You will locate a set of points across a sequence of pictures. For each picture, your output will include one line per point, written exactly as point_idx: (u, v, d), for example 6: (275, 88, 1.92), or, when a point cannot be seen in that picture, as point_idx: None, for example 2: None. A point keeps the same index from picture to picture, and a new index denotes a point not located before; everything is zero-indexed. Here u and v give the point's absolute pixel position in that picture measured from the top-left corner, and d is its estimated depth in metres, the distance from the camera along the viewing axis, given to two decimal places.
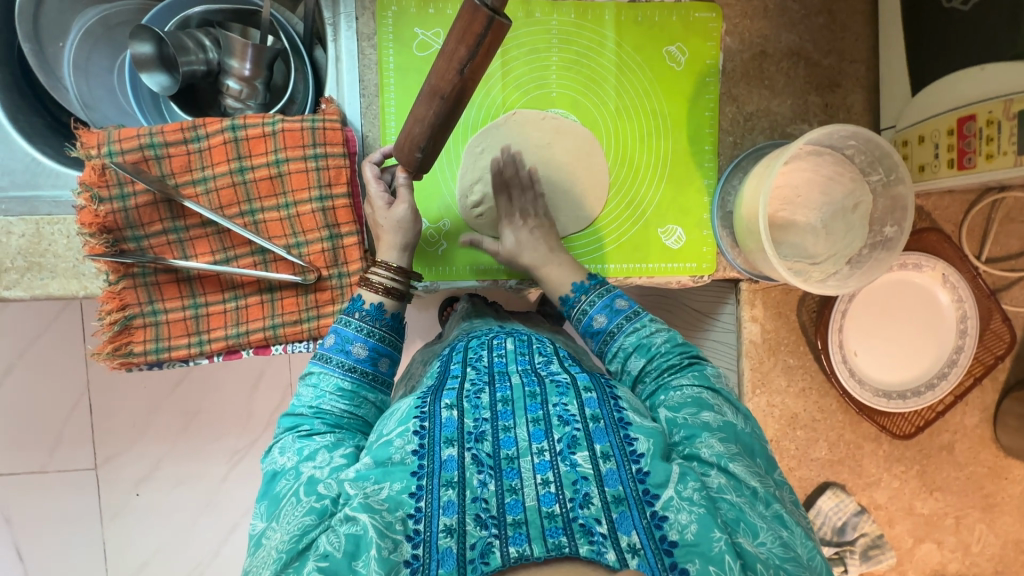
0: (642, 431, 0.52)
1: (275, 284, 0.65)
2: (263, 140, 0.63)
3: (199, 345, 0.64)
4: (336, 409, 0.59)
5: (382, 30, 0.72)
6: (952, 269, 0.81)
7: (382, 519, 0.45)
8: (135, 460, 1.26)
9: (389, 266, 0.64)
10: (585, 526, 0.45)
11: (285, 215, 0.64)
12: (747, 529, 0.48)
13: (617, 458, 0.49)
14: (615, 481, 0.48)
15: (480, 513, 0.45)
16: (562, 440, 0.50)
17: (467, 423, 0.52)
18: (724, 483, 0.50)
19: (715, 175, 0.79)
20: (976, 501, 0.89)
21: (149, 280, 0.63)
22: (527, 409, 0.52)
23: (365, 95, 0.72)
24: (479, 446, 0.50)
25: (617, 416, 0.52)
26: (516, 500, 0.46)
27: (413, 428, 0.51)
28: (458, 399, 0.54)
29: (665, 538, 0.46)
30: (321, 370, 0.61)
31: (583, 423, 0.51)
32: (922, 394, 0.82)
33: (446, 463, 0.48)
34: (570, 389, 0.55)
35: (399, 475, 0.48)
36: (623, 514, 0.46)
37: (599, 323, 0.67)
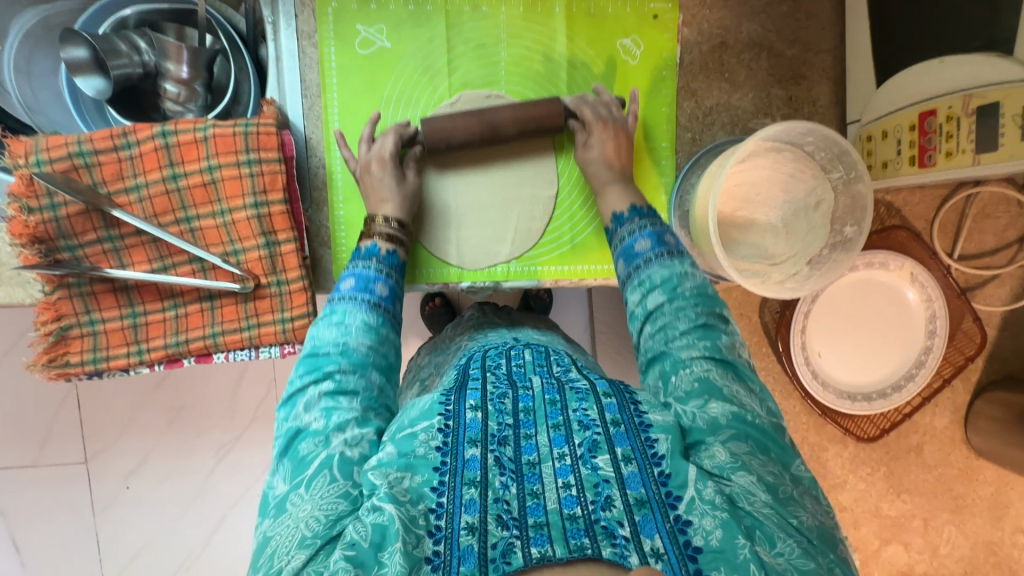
0: (661, 428, 0.50)
1: (214, 292, 0.64)
2: (194, 146, 0.61)
3: (139, 354, 0.64)
4: (362, 347, 0.57)
5: (322, 27, 0.70)
6: (921, 268, 0.78)
7: (407, 512, 0.45)
8: (121, 456, 1.27)
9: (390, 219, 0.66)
10: (608, 529, 0.44)
11: (221, 222, 0.63)
12: (764, 537, 0.45)
13: (639, 461, 0.48)
14: (637, 484, 0.47)
15: (501, 513, 0.45)
16: (584, 445, 0.49)
17: (490, 425, 0.51)
18: (748, 487, 0.47)
19: (673, 173, 0.77)
20: (945, 503, 0.87)
21: (84, 290, 0.62)
22: (547, 417, 0.52)
23: (307, 96, 0.71)
24: (501, 449, 0.49)
25: (638, 420, 0.51)
26: (538, 503, 0.46)
27: (436, 424, 0.51)
28: (482, 401, 0.53)
29: (689, 543, 0.44)
30: (346, 307, 0.60)
31: (603, 427, 0.50)
32: (888, 396, 0.80)
33: (468, 462, 0.48)
34: (591, 395, 0.54)
35: (423, 469, 0.48)
36: (646, 517, 0.45)
37: (640, 248, 0.62)
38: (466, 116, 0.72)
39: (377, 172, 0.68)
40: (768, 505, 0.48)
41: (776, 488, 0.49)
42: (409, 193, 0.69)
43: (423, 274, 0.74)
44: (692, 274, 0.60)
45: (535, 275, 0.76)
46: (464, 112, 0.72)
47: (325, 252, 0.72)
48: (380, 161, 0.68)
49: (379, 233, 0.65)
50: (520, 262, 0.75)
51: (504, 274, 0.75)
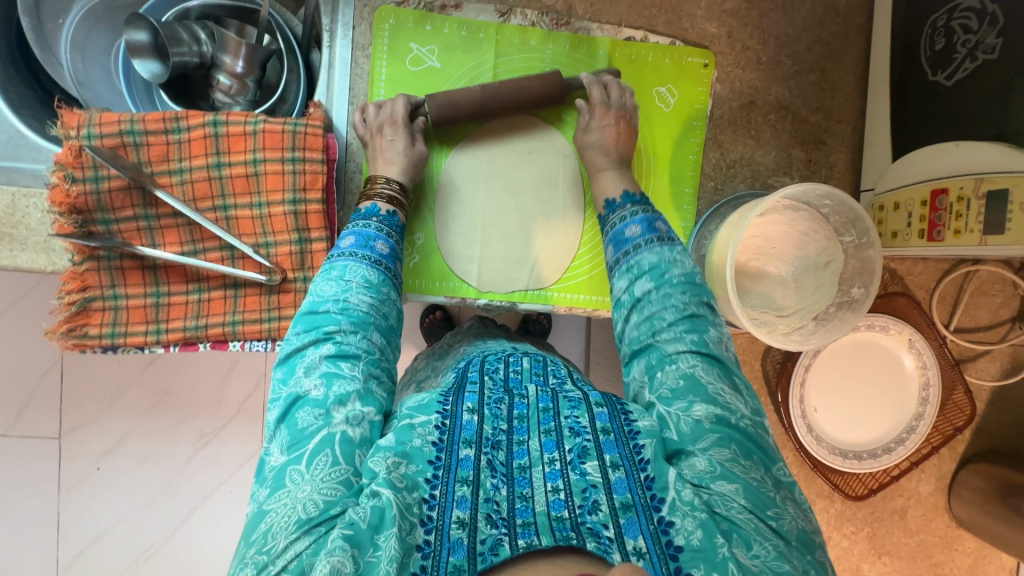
0: (647, 433, 0.52)
1: (240, 281, 0.65)
2: (242, 139, 0.63)
3: (156, 334, 0.64)
4: (362, 305, 0.59)
5: (377, 40, 0.73)
6: (920, 336, 0.81)
7: (402, 498, 0.46)
8: (99, 435, 1.25)
9: (392, 181, 0.68)
10: (592, 529, 0.46)
11: (257, 214, 0.64)
12: (740, 540, 0.46)
13: (626, 467, 0.49)
14: (623, 489, 0.48)
15: (491, 512, 0.46)
16: (573, 451, 0.50)
17: (486, 428, 0.52)
18: (728, 487, 0.49)
19: (693, 218, 0.80)
20: (923, 569, 0.88)
21: (113, 264, 0.63)
22: (540, 422, 0.53)
23: (353, 103, 0.73)
24: (494, 453, 0.50)
25: (628, 429, 0.52)
26: (527, 506, 0.47)
27: (434, 420, 0.51)
28: (479, 404, 0.54)
29: (670, 543, 0.46)
30: (347, 263, 0.61)
31: (593, 434, 0.51)
32: (879, 457, 0.82)
33: (462, 461, 0.49)
34: (582, 404, 0.54)
35: (418, 461, 0.49)
36: (631, 520, 0.47)
37: (631, 234, 0.66)
38: (503, 138, 0.76)
39: (389, 134, 0.69)
40: (747, 510, 0.48)
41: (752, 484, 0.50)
42: (406, 114, 0.70)
43: (441, 286, 0.76)
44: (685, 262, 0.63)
45: (554, 300, 0.78)
46: (501, 135, 0.76)
47: None
48: (392, 123, 0.69)
49: (382, 193, 0.67)
50: (539, 286, 0.77)
51: (522, 295, 0.77)
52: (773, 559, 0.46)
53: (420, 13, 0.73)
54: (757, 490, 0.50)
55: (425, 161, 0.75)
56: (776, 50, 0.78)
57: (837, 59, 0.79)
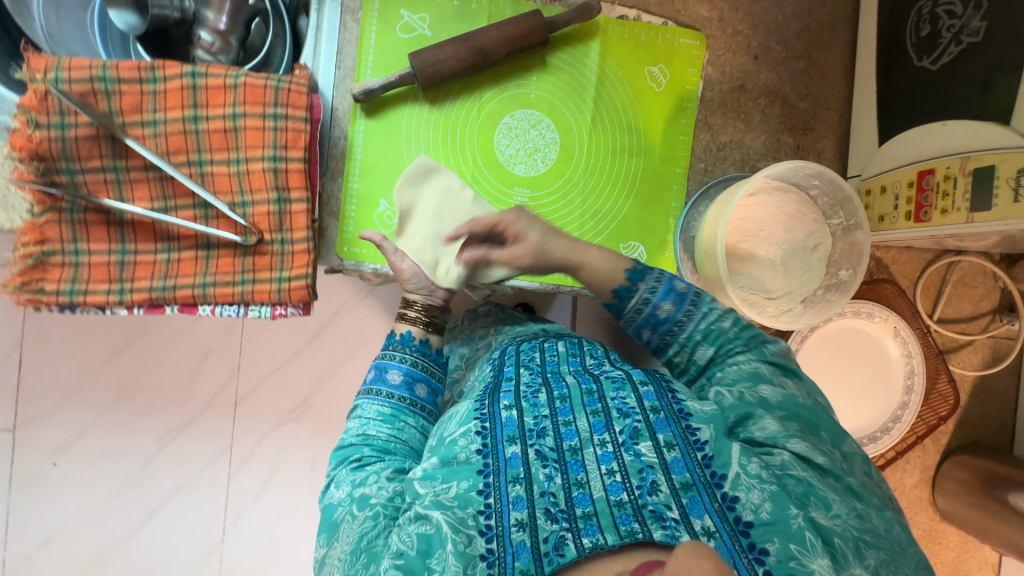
0: (700, 417, 0.52)
1: (213, 241, 0.62)
2: (222, 92, 0.60)
3: (119, 294, 0.60)
4: (382, 434, 0.61)
5: (367, 5, 0.71)
6: (904, 323, 0.81)
7: (455, 514, 0.47)
8: (56, 428, 1.18)
9: (418, 303, 0.70)
10: (657, 512, 0.46)
11: (235, 171, 0.62)
12: (820, 504, 0.47)
13: (681, 446, 0.50)
14: (681, 468, 0.49)
15: (550, 506, 0.47)
16: (624, 432, 0.51)
17: (527, 420, 0.54)
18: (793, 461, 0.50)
19: (683, 199, 0.79)
20: None
21: (75, 218, 0.59)
22: (585, 403, 0.54)
23: (341, 67, 0.72)
24: (541, 442, 0.51)
25: (676, 407, 0.53)
26: (584, 493, 0.47)
27: (475, 428, 0.54)
28: (516, 400, 0.56)
29: (739, 519, 0.46)
30: (365, 401, 0.64)
31: (643, 415, 0.52)
32: (864, 445, 0.82)
33: (511, 460, 0.50)
34: (626, 384, 0.56)
35: (466, 473, 0.50)
36: (694, 499, 0.47)
37: (664, 313, 0.60)
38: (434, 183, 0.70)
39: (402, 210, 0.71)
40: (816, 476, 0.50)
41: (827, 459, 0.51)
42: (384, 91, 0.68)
43: None
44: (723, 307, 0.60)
45: (542, 278, 0.76)
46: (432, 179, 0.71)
47: (332, 222, 0.72)
48: None
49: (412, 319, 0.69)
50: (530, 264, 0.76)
51: None
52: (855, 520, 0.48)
53: None
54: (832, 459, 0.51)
55: (412, 131, 0.73)
56: (766, 36, 0.79)
57: (825, 48, 0.80)
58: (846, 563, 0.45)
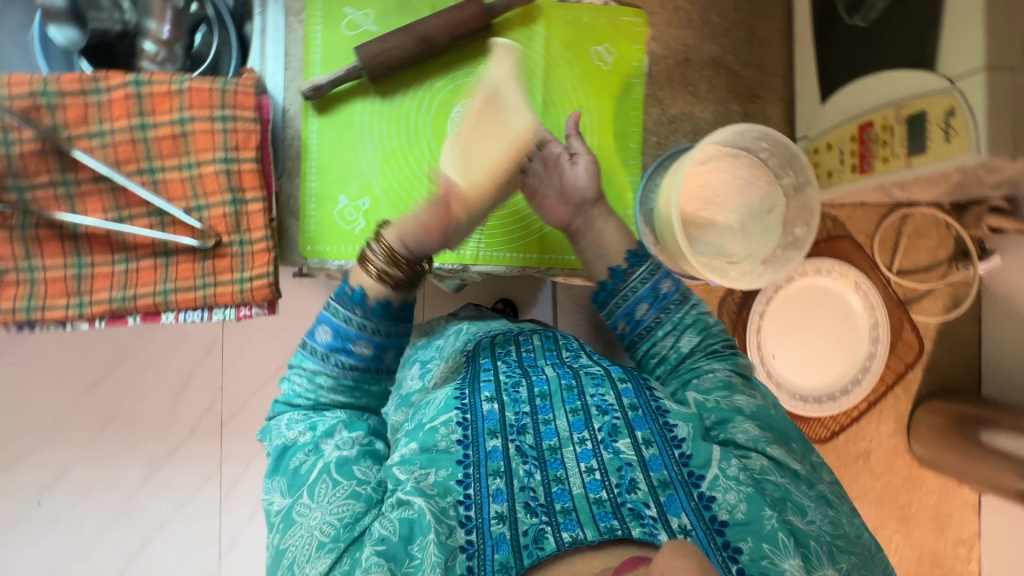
0: (679, 416, 0.55)
1: (171, 248, 0.62)
2: (168, 98, 0.60)
3: (79, 307, 0.60)
4: (336, 402, 0.60)
5: (310, 6, 0.72)
6: (864, 277, 0.83)
7: (436, 504, 0.49)
8: (37, 467, 1.15)
9: (380, 248, 0.58)
10: (635, 510, 0.48)
11: (187, 176, 0.61)
12: (796, 508, 0.50)
13: (659, 444, 0.53)
14: (659, 466, 0.51)
15: (529, 500, 0.49)
16: (603, 429, 0.54)
17: (508, 415, 0.56)
18: (769, 466, 0.53)
19: (639, 173, 0.81)
20: (892, 512, 0.89)
21: (28, 234, 0.59)
22: (564, 401, 0.56)
23: (289, 69, 0.72)
24: (522, 438, 0.54)
25: (654, 405, 0.56)
26: (563, 489, 0.50)
27: (456, 417, 0.55)
28: (496, 392, 0.58)
29: (715, 518, 0.48)
30: (314, 366, 0.60)
31: (621, 412, 0.55)
32: (837, 398, 0.84)
33: (491, 453, 0.52)
34: (606, 380, 0.59)
35: (446, 462, 0.52)
36: (671, 497, 0.49)
37: (642, 313, 0.65)
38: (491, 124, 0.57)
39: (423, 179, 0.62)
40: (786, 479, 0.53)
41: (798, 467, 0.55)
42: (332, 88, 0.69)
43: None
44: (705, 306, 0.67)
45: (507, 261, 0.76)
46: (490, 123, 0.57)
47: (294, 221, 0.72)
48: None
49: (373, 269, 0.58)
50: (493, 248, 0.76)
51: (472, 257, 0.76)
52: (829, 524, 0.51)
53: None
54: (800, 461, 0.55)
55: (365, 124, 0.73)
56: (706, 9, 0.81)
57: (764, 17, 0.82)
58: (818, 562, 0.47)
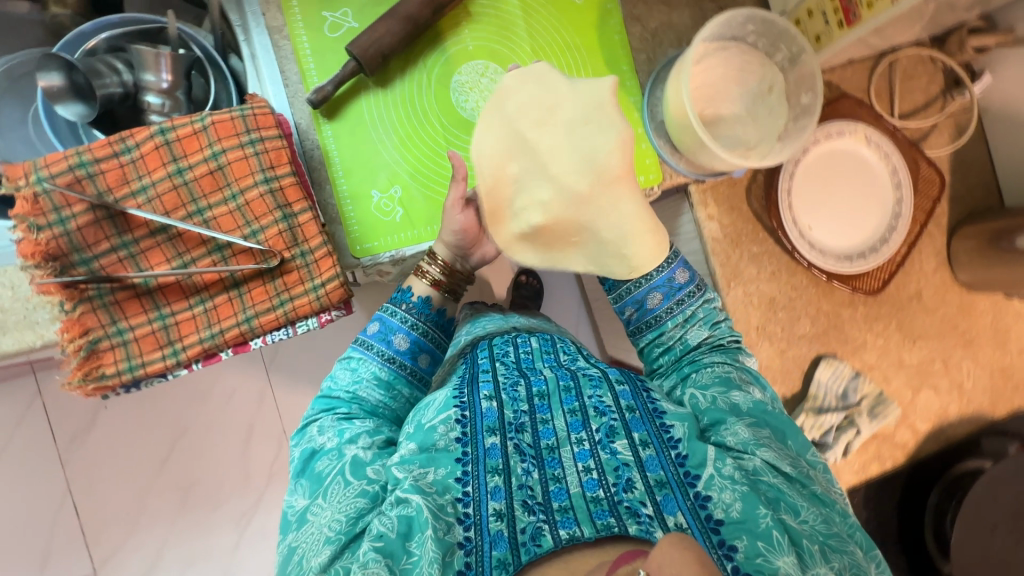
0: (675, 418, 0.62)
1: (239, 278, 0.64)
2: (195, 138, 0.62)
3: (174, 355, 0.63)
4: (371, 397, 0.72)
5: (291, 20, 0.73)
6: (872, 129, 0.87)
7: (434, 501, 0.55)
8: (137, 555, 1.17)
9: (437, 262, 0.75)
10: (631, 508, 0.54)
11: (234, 206, 0.64)
12: (789, 508, 0.56)
13: (655, 445, 0.59)
14: (655, 466, 0.57)
15: (527, 499, 0.55)
16: (601, 430, 0.60)
17: (507, 414, 0.62)
18: (762, 466, 0.59)
19: (639, 92, 0.82)
20: (955, 340, 0.94)
21: (107, 301, 0.61)
22: (563, 402, 0.63)
23: (289, 85, 0.74)
24: (520, 436, 0.60)
25: (650, 407, 0.63)
26: (561, 487, 0.55)
27: (454, 416, 0.62)
28: (496, 391, 0.65)
29: (710, 517, 0.54)
30: (361, 356, 0.74)
31: (619, 413, 0.62)
32: (879, 249, 0.87)
33: (490, 450, 0.58)
34: (602, 383, 0.66)
35: (445, 460, 0.58)
36: (666, 496, 0.55)
37: (653, 301, 0.81)
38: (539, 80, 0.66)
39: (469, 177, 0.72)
40: (779, 479, 0.58)
41: (795, 472, 0.60)
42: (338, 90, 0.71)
43: (433, 231, 0.76)
44: (709, 301, 0.81)
45: None
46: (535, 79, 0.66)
47: (338, 227, 0.74)
48: None
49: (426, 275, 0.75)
50: None
51: None
52: (819, 522, 0.56)
53: None
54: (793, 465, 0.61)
55: (375, 117, 0.75)
56: None
57: None
58: (811, 559, 0.52)
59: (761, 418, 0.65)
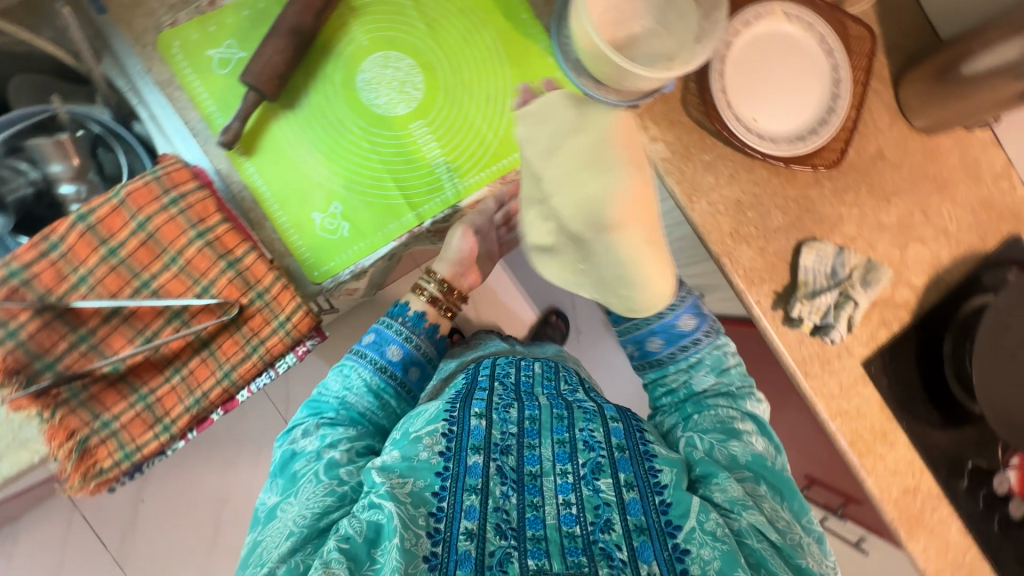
0: (665, 463, 0.79)
1: (205, 336, 0.64)
2: (117, 214, 0.61)
3: (167, 430, 0.63)
4: (360, 404, 0.92)
5: (177, 68, 0.71)
6: (788, 3, 0.84)
7: (408, 511, 0.68)
8: None
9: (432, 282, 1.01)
10: (606, 551, 0.67)
11: (178, 269, 0.63)
12: (767, 572, 0.69)
13: (639, 489, 0.74)
14: (637, 510, 0.72)
15: (501, 522, 0.69)
16: (586, 466, 0.77)
17: (494, 435, 0.80)
18: (748, 529, 0.72)
19: (547, 36, 0.80)
20: (928, 188, 0.93)
21: (82, 397, 0.60)
22: (552, 431, 0.82)
23: (197, 134, 0.72)
24: (504, 459, 0.77)
25: (642, 450, 0.81)
26: (536, 517, 0.70)
27: (442, 430, 0.79)
28: (485, 410, 0.83)
29: (685, 568, 0.67)
30: (355, 363, 0.95)
31: (606, 450, 0.79)
32: (829, 120, 0.85)
33: (471, 467, 0.74)
34: (595, 418, 0.85)
35: (425, 473, 0.73)
36: (643, 542, 0.69)
37: (655, 345, 1.03)
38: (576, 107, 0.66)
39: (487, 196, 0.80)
40: (762, 543, 0.71)
41: (784, 543, 0.73)
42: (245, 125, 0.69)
43: (384, 236, 0.75)
44: (716, 344, 1.02)
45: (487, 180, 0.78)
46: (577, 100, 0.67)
47: (290, 259, 0.74)
48: None
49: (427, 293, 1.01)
50: (467, 177, 0.78)
51: (455, 195, 0.77)
52: None
53: (197, 20, 0.71)
54: (791, 546, 0.73)
55: (293, 142, 0.74)
56: None
57: None
58: None
59: (761, 490, 0.79)
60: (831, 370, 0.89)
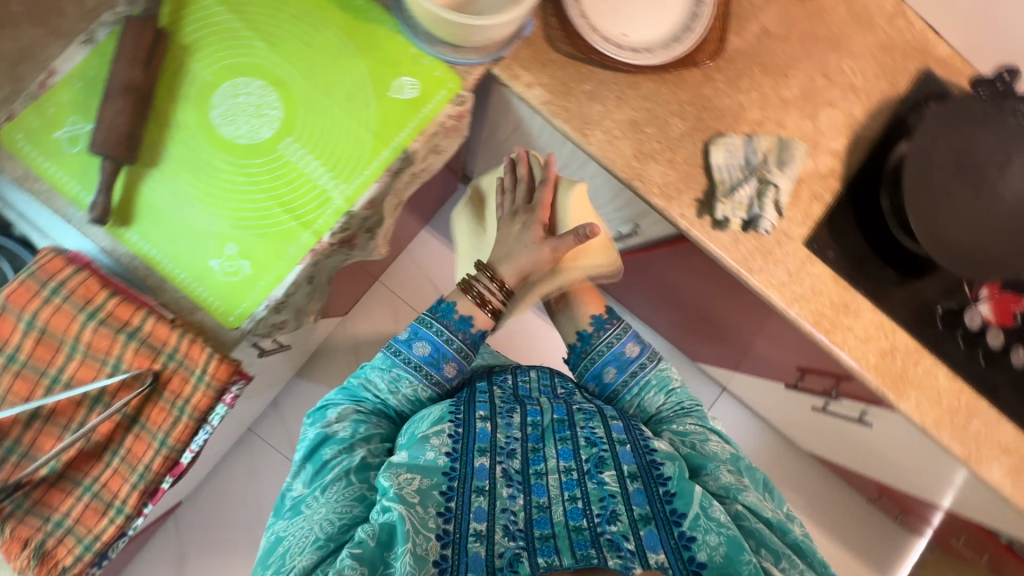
0: (665, 457, 0.84)
1: (131, 406, 0.71)
2: (5, 320, 0.67)
3: (132, 486, 0.73)
4: (390, 400, 0.94)
5: (29, 159, 0.70)
6: None
7: (417, 513, 0.73)
8: None
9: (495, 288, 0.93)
10: (612, 541, 0.72)
11: (84, 354, 0.69)
12: (768, 552, 0.76)
13: (642, 479, 0.80)
14: (640, 500, 0.78)
15: (509, 522, 0.75)
16: (590, 461, 0.83)
17: (499, 438, 0.86)
18: (742, 514, 0.79)
19: (389, 15, 0.78)
20: (823, 50, 0.90)
21: (59, 471, 0.71)
22: (554, 433, 0.88)
23: (69, 218, 0.71)
24: (509, 461, 0.83)
25: (642, 446, 0.85)
26: (545, 517, 0.76)
27: (448, 430, 0.85)
28: (489, 414, 0.90)
29: (692, 556, 0.72)
30: (390, 360, 0.94)
31: (607, 446, 0.85)
32: (699, 11, 0.82)
33: (478, 469, 0.80)
34: (596, 417, 0.91)
35: (434, 475, 0.79)
36: (649, 531, 0.74)
37: (610, 375, 1.02)
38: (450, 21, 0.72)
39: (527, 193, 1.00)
40: (754, 524, 0.78)
41: (773, 519, 0.81)
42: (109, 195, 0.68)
43: (287, 262, 0.74)
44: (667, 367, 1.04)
45: (374, 177, 0.76)
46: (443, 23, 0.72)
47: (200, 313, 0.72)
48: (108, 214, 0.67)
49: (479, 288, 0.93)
50: (354, 180, 0.76)
51: (346, 202, 0.75)
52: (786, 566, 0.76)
53: (33, 106, 0.70)
54: (778, 522, 0.81)
55: (167, 197, 0.72)
56: None
57: None
58: None
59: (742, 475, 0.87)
60: (775, 260, 0.87)
